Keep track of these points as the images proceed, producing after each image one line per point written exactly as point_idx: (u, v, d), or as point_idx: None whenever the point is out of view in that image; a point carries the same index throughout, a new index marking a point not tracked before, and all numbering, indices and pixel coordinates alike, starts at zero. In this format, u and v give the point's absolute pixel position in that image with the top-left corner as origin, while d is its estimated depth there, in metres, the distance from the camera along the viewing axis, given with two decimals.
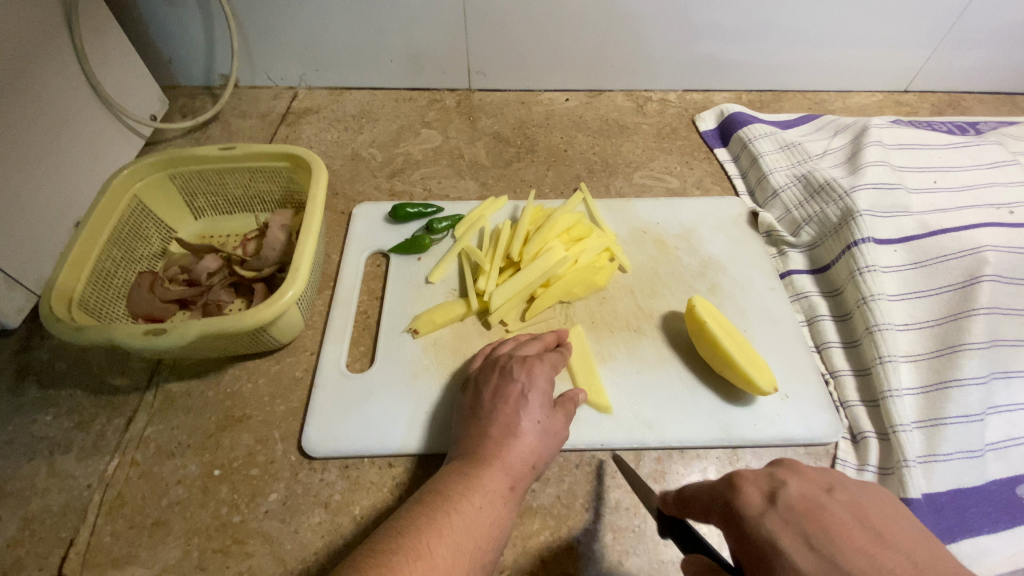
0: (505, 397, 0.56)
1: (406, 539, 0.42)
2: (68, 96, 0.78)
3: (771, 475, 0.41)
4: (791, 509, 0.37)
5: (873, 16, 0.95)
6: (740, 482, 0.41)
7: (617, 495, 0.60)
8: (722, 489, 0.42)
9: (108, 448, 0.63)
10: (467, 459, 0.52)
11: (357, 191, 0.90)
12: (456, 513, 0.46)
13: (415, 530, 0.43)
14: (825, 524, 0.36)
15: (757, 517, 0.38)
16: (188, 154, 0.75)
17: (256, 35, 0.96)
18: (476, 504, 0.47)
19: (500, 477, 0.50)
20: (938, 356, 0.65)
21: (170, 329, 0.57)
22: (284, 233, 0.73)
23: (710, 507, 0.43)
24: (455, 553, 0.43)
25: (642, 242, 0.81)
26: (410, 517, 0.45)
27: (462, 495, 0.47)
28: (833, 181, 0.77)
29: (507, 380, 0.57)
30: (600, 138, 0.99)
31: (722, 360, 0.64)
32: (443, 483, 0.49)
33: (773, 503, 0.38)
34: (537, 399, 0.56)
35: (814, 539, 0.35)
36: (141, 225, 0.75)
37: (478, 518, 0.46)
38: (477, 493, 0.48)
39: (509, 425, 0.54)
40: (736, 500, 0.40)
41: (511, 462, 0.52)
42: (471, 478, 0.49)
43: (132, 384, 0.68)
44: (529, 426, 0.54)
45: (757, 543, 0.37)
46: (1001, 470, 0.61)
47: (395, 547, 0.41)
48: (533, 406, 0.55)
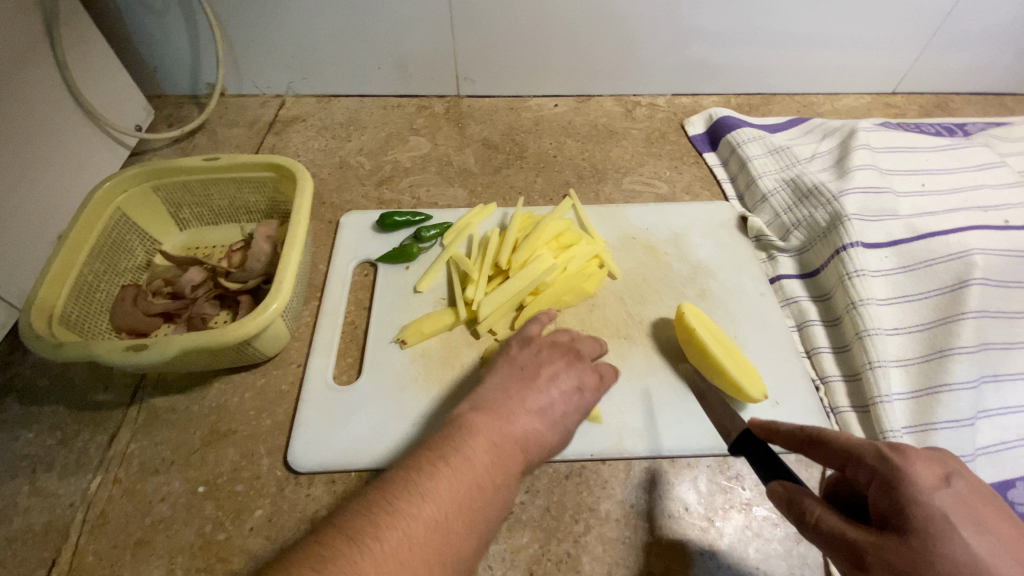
0: (557, 390, 0.57)
1: (425, 499, 0.42)
2: (51, 107, 0.78)
3: (941, 458, 0.42)
4: (967, 494, 0.39)
5: (860, 20, 0.95)
6: (915, 456, 0.41)
7: (607, 507, 0.59)
8: (886, 450, 0.42)
9: (90, 465, 0.62)
10: (500, 423, 0.51)
11: (344, 200, 0.89)
12: (480, 485, 0.46)
13: (435, 496, 0.43)
14: (982, 516, 0.38)
15: (932, 489, 0.39)
16: (171, 165, 0.74)
17: (243, 43, 0.95)
18: (495, 476, 0.47)
19: (518, 454, 0.51)
20: (928, 360, 0.65)
21: (152, 345, 0.56)
22: (269, 244, 0.72)
23: (862, 456, 0.43)
24: (469, 528, 0.43)
25: (632, 248, 0.80)
26: (433, 471, 0.45)
27: (487, 464, 0.47)
28: (821, 185, 0.76)
29: (564, 376, 0.59)
30: (589, 143, 0.99)
31: (711, 366, 0.64)
32: (474, 446, 0.48)
33: (950, 486, 0.39)
34: (574, 411, 0.58)
35: (970, 523, 0.38)
36: (124, 237, 0.74)
37: (497, 490, 0.47)
38: (501, 468, 0.48)
39: (553, 416, 0.56)
40: (908, 467, 0.41)
41: (533, 441, 0.53)
42: (498, 448, 0.49)
43: (116, 399, 0.67)
44: (559, 430, 0.56)
45: (927, 511, 0.39)
46: (992, 474, 0.61)
47: (414, 514, 0.41)
48: (570, 416, 0.57)
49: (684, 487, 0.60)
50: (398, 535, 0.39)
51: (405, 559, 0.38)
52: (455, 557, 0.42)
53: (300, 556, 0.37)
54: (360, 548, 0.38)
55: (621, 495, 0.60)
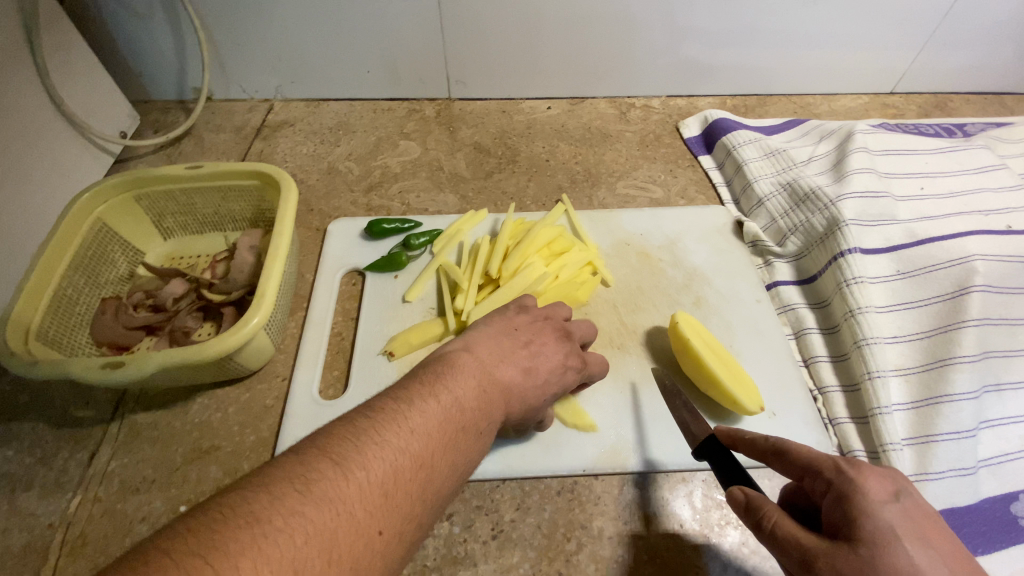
0: (547, 358, 0.55)
1: (411, 435, 0.39)
2: (31, 114, 0.76)
3: (893, 475, 0.43)
4: (914, 510, 0.40)
5: (858, 19, 0.94)
6: (869, 471, 0.42)
7: (600, 524, 0.57)
8: (843, 464, 0.43)
9: (70, 484, 0.60)
10: (488, 369, 0.49)
11: (332, 206, 0.88)
12: (464, 428, 0.43)
13: (423, 433, 0.40)
14: (928, 535, 0.39)
15: (881, 503, 0.40)
16: (152, 174, 0.72)
17: (229, 46, 0.93)
18: (479, 420, 0.45)
19: (502, 402, 0.48)
20: (928, 369, 0.63)
21: (129, 362, 0.55)
22: (252, 254, 0.70)
23: (819, 470, 0.44)
24: (452, 471, 0.41)
25: (625, 254, 0.79)
26: (420, 407, 0.42)
27: (472, 405, 0.45)
28: (818, 190, 0.75)
29: (552, 344, 0.57)
30: (582, 147, 0.97)
31: (704, 377, 0.62)
32: (463, 390, 0.45)
33: (899, 501, 0.40)
34: (560, 377, 0.55)
35: (914, 539, 0.38)
36: (106, 248, 0.72)
37: (480, 434, 0.45)
38: (486, 413, 0.46)
39: (537, 383, 0.53)
40: (861, 480, 0.41)
41: (517, 393, 0.51)
42: (485, 394, 0.47)
43: (97, 415, 0.65)
44: (543, 391, 0.54)
45: (875, 522, 0.39)
46: (995, 486, 0.60)
47: (402, 448, 0.38)
48: (555, 381, 0.55)
49: (679, 502, 0.59)
50: (384, 466, 0.37)
51: (388, 493, 0.36)
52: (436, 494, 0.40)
53: (278, 474, 0.34)
54: (346, 474, 0.35)
55: (615, 511, 0.58)
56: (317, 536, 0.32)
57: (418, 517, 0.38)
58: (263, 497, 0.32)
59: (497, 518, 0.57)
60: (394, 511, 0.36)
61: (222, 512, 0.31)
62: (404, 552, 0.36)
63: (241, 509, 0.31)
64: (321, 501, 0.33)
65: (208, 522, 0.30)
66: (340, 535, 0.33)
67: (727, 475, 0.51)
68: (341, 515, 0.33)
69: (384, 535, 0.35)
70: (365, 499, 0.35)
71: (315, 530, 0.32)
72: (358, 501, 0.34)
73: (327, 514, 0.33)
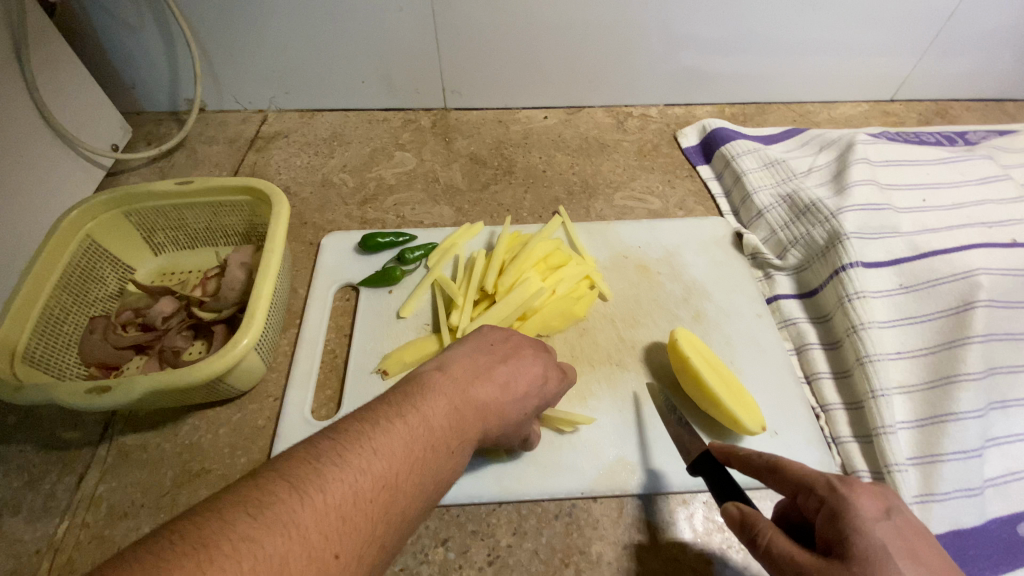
0: (523, 370, 0.53)
1: (374, 456, 0.38)
2: (20, 130, 0.75)
3: (884, 493, 0.42)
4: (905, 529, 0.40)
5: (856, 26, 0.93)
6: (860, 488, 0.42)
7: (599, 549, 0.56)
8: (833, 481, 0.43)
9: (57, 509, 0.59)
10: (462, 387, 0.47)
11: (327, 219, 0.87)
12: (433, 447, 0.41)
13: (388, 453, 0.38)
14: (919, 552, 0.39)
15: (872, 520, 0.40)
16: (142, 190, 0.71)
17: (221, 56, 0.92)
18: (450, 440, 0.43)
19: (478, 419, 0.46)
20: (933, 387, 0.62)
21: (115, 387, 0.53)
22: (243, 270, 0.69)
23: (811, 488, 0.44)
24: (418, 491, 0.39)
25: (623, 268, 0.78)
26: (387, 427, 0.40)
27: (443, 424, 0.43)
28: (819, 202, 0.74)
29: (529, 356, 0.54)
30: (579, 157, 0.96)
31: (704, 396, 0.61)
32: (434, 408, 0.44)
33: (890, 518, 0.40)
34: (539, 388, 0.53)
35: (906, 556, 0.38)
36: (95, 265, 0.71)
37: (451, 453, 0.43)
38: (458, 430, 0.44)
39: (518, 398, 0.51)
40: (852, 498, 0.41)
41: (495, 410, 0.49)
42: (457, 412, 0.45)
43: (86, 437, 0.64)
44: (521, 404, 0.51)
45: (867, 541, 0.39)
46: (1001, 507, 0.59)
47: (364, 468, 0.37)
48: (534, 392, 0.53)
49: (680, 526, 0.58)
50: (345, 488, 0.35)
51: (347, 515, 0.34)
52: (401, 515, 0.38)
53: (232, 500, 0.33)
54: (302, 498, 0.33)
55: (614, 535, 0.57)
56: (268, 561, 0.30)
57: (380, 539, 0.36)
58: (215, 522, 0.31)
59: (494, 543, 0.56)
60: (354, 533, 0.34)
61: (173, 537, 0.30)
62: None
63: (193, 534, 0.30)
64: (275, 526, 0.32)
65: (158, 549, 0.29)
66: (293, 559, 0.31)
67: (720, 490, 0.51)
68: (295, 538, 0.32)
69: (340, 558, 0.33)
70: (322, 521, 0.33)
71: (266, 556, 0.30)
72: (315, 524, 0.33)
73: (280, 538, 0.31)
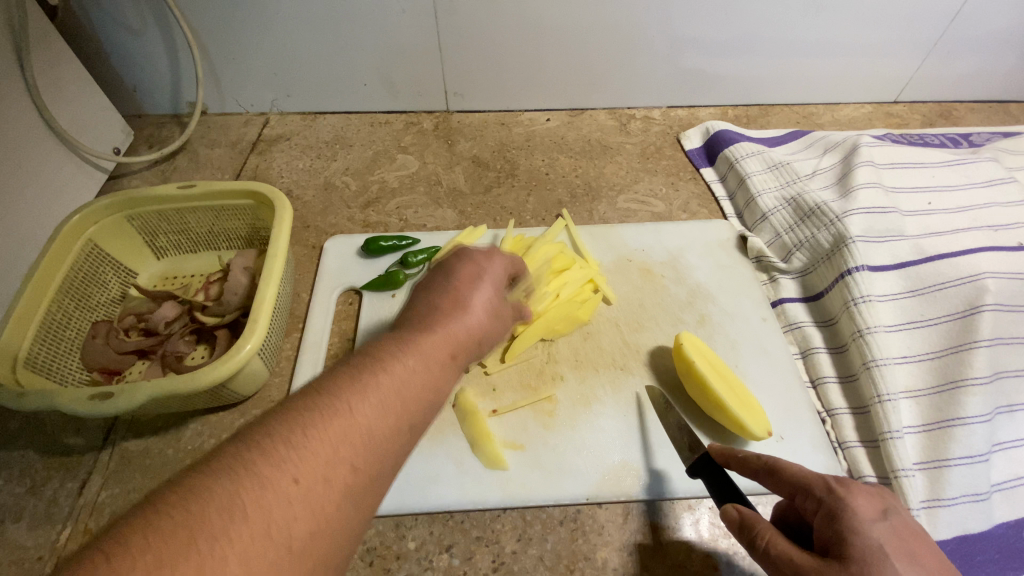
0: (463, 273, 0.52)
1: (321, 392, 0.37)
2: (21, 134, 0.75)
3: (881, 494, 0.42)
4: (902, 530, 0.39)
5: (860, 27, 0.92)
6: (856, 489, 0.42)
7: (604, 555, 0.56)
8: (830, 482, 0.43)
9: (60, 515, 0.59)
10: (410, 323, 0.47)
11: (329, 223, 0.86)
12: (388, 370, 0.40)
13: (337, 386, 0.37)
14: (916, 552, 0.38)
15: (868, 520, 0.40)
16: (144, 194, 0.71)
17: (222, 58, 0.92)
18: (410, 364, 0.41)
19: (441, 344, 0.45)
20: (939, 391, 0.62)
21: (118, 393, 0.53)
22: (247, 275, 0.69)
23: (807, 488, 0.44)
24: (384, 410, 0.37)
25: (627, 271, 0.77)
26: (334, 370, 0.39)
27: (398, 353, 0.41)
28: (824, 205, 0.73)
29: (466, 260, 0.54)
30: (582, 159, 0.96)
31: (709, 400, 0.61)
32: (386, 344, 0.43)
33: (887, 519, 0.40)
34: (489, 281, 0.52)
35: (903, 557, 0.38)
36: (97, 270, 0.71)
37: (415, 376, 0.41)
38: (416, 353, 0.42)
39: (479, 290, 0.51)
40: (848, 499, 0.41)
41: (452, 323, 0.47)
42: (411, 339, 0.44)
43: (88, 443, 0.64)
44: (479, 304, 0.50)
45: (864, 542, 0.39)
46: (1008, 512, 0.59)
47: (312, 403, 0.36)
48: (485, 287, 0.52)
49: (686, 532, 0.57)
50: (291, 422, 0.34)
51: (299, 443, 0.33)
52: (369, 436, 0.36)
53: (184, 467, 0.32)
54: (247, 444, 0.32)
55: (620, 541, 0.57)
56: (216, 498, 0.29)
57: (347, 461, 0.34)
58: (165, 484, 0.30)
59: (499, 550, 0.56)
60: (312, 458, 0.33)
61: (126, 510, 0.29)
62: (335, 500, 0.33)
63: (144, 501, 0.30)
64: (220, 470, 0.31)
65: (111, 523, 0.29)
66: (245, 492, 0.30)
67: (720, 492, 0.50)
68: (243, 474, 0.31)
69: (300, 484, 0.32)
70: (270, 455, 0.32)
71: (215, 495, 0.29)
72: (262, 458, 0.32)
73: (228, 479, 0.30)
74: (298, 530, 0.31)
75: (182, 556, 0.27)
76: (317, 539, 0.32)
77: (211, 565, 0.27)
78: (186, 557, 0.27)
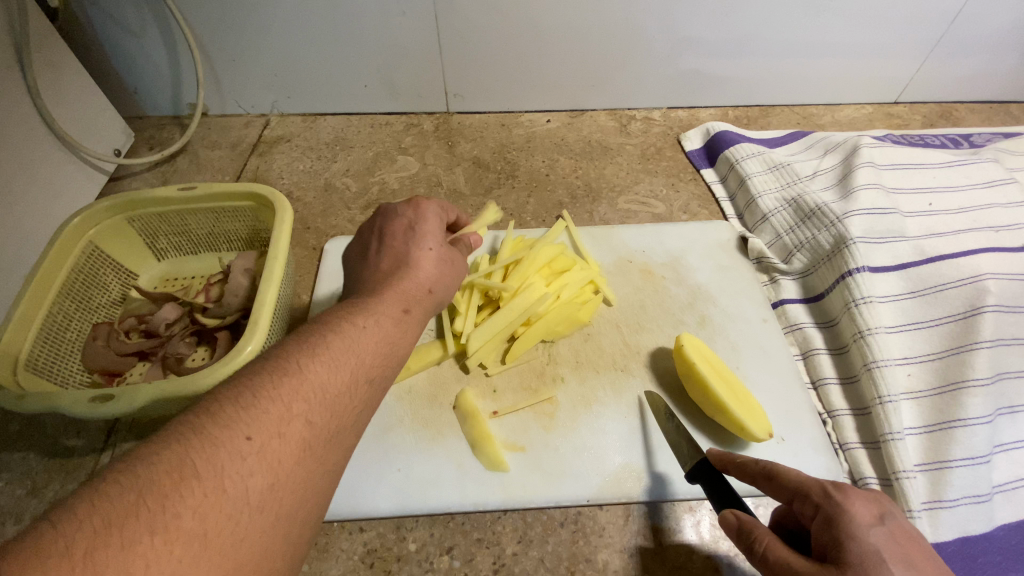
0: (394, 232, 0.55)
1: (270, 360, 0.39)
2: (21, 136, 0.75)
3: (878, 498, 0.42)
4: (898, 534, 0.40)
5: (861, 28, 0.92)
6: (853, 494, 0.42)
7: (605, 557, 0.56)
8: (827, 487, 0.43)
9: None
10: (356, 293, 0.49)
11: (329, 224, 0.86)
12: (337, 332, 0.42)
13: (286, 353, 0.39)
14: (913, 558, 0.38)
15: (864, 525, 0.40)
16: (144, 196, 0.71)
17: (223, 59, 0.92)
18: (359, 326, 0.44)
19: (390, 305, 0.48)
20: (941, 392, 0.62)
21: (119, 395, 0.53)
22: (247, 277, 0.69)
23: (804, 494, 0.44)
24: (334, 367, 0.40)
25: (628, 272, 0.77)
26: (282, 344, 0.41)
27: (343, 321, 0.44)
28: (824, 206, 0.73)
29: (394, 217, 0.56)
30: (582, 161, 0.96)
31: (710, 402, 0.61)
32: (334, 312, 0.45)
33: (883, 524, 0.40)
34: (425, 229, 0.55)
35: (900, 563, 0.38)
36: (98, 271, 0.71)
37: (362, 340, 0.43)
38: (364, 315, 0.45)
39: (420, 245, 0.53)
40: (845, 504, 0.41)
41: (396, 283, 0.50)
42: (357, 305, 0.46)
43: (89, 444, 0.64)
44: (422, 254, 0.53)
45: (860, 546, 0.39)
46: (1009, 513, 0.59)
47: (262, 369, 0.38)
48: (423, 235, 0.54)
49: (687, 534, 0.57)
50: (238, 389, 0.36)
51: (249, 404, 0.35)
52: (319, 395, 0.38)
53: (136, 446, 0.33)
54: (196, 411, 0.34)
55: (621, 542, 0.57)
56: (167, 459, 0.30)
57: (302, 416, 0.36)
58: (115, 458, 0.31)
59: (499, 552, 0.56)
60: (262, 416, 0.34)
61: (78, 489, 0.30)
62: (293, 453, 0.35)
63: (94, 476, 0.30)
64: (171, 436, 0.32)
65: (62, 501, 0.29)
66: (195, 452, 0.31)
67: (717, 497, 0.50)
68: (191, 437, 0.32)
69: (253, 440, 0.33)
70: (219, 418, 0.33)
71: (165, 455, 0.30)
72: (211, 421, 0.33)
73: (179, 442, 0.31)
74: (256, 484, 0.32)
75: (133, 514, 0.28)
76: (277, 491, 0.33)
77: (164, 520, 0.28)
78: (138, 514, 0.28)
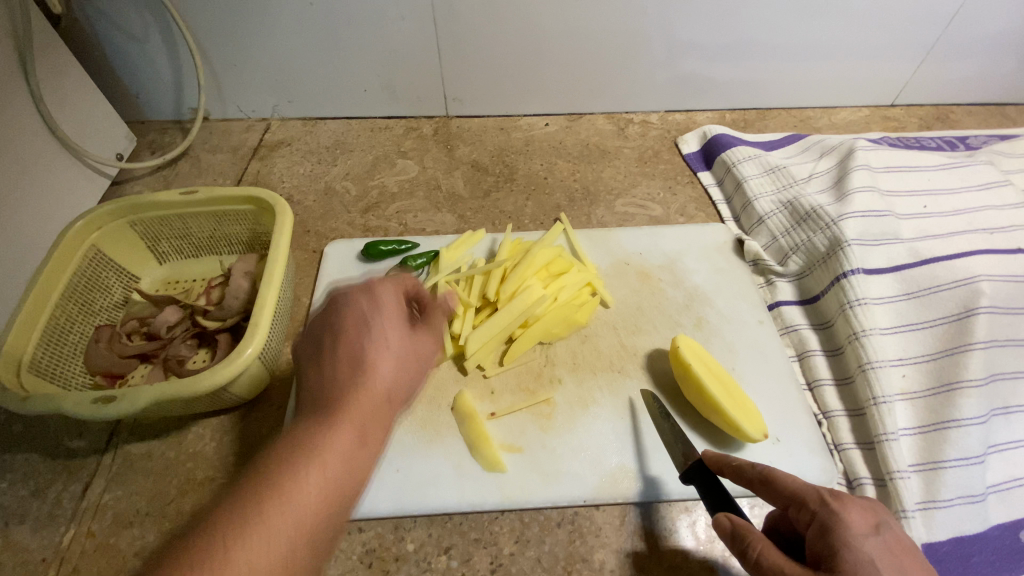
0: (352, 327, 0.54)
1: (197, 546, 0.37)
2: (25, 141, 0.76)
3: (874, 508, 0.43)
4: (893, 544, 0.40)
5: (856, 31, 0.93)
6: (849, 503, 0.43)
7: (601, 557, 0.56)
8: (824, 494, 0.43)
9: (63, 518, 0.59)
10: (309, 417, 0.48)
11: (329, 227, 0.87)
12: (274, 498, 0.41)
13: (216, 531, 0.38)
14: (907, 568, 0.39)
15: (859, 535, 0.40)
16: (147, 200, 0.72)
17: (223, 65, 0.93)
18: (299, 487, 0.42)
19: (338, 446, 0.46)
20: (934, 394, 0.62)
21: (121, 396, 0.54)
22: (247, 280, 0.70)
23: (800, 501, 0.44)
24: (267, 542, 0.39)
25: (625, 274, 0.78)
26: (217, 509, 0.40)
27: (284, 480, 0.42)
28: (819, 209, 0.74)
29: (353, 308, 0.55)
30: (580, 164, 0.96)
31: (706, 403, 0.61)
32: (278, 455, 0.44)
33: (879, 534, 0.41)
34: (382, 327, 0.54)
35: (893, 572, 0.38)
36: (101, 275, 0.72)
37: (301, 504, 0.41)
38: (308, 465, 0.43)
39: (378, 348, 0.53)
40: (841, 513, 0.42)
41: (348, 407, 0.48)
42: (303, 447, 0.44)
43: (91, 446, 0.64)
44: (379, 358, 0.52)
45: (856, 555, 0.39)
46: (1003, 513, 0.59)
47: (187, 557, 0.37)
48: (382, 334, 0.54)
49: (682, 534, 0.58)
50: None
51: None
52: (255, 555, 0.38)
53: None
54: None
55: (617, 542, 0.57)
56: None
57: None
58: None
59: (497, 552, 0.56)
60: None
61: None
62: None
63: None
64: None
65: None
66: None
67: (713, 500, 0.51)
68: None
69: None
70: None
71: None
72: None
73: None
74: None
75: None
76: None
77: None
78: None
